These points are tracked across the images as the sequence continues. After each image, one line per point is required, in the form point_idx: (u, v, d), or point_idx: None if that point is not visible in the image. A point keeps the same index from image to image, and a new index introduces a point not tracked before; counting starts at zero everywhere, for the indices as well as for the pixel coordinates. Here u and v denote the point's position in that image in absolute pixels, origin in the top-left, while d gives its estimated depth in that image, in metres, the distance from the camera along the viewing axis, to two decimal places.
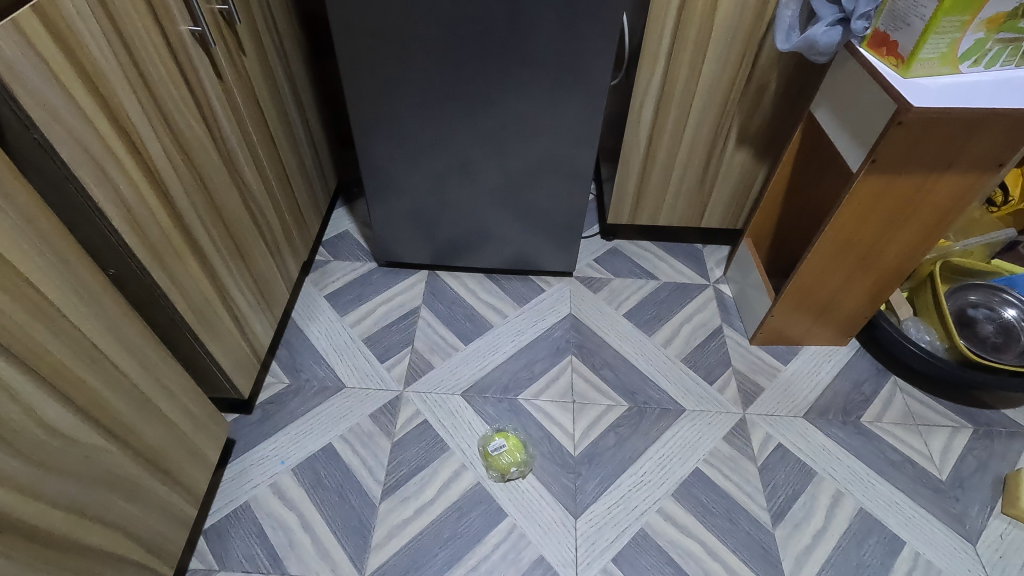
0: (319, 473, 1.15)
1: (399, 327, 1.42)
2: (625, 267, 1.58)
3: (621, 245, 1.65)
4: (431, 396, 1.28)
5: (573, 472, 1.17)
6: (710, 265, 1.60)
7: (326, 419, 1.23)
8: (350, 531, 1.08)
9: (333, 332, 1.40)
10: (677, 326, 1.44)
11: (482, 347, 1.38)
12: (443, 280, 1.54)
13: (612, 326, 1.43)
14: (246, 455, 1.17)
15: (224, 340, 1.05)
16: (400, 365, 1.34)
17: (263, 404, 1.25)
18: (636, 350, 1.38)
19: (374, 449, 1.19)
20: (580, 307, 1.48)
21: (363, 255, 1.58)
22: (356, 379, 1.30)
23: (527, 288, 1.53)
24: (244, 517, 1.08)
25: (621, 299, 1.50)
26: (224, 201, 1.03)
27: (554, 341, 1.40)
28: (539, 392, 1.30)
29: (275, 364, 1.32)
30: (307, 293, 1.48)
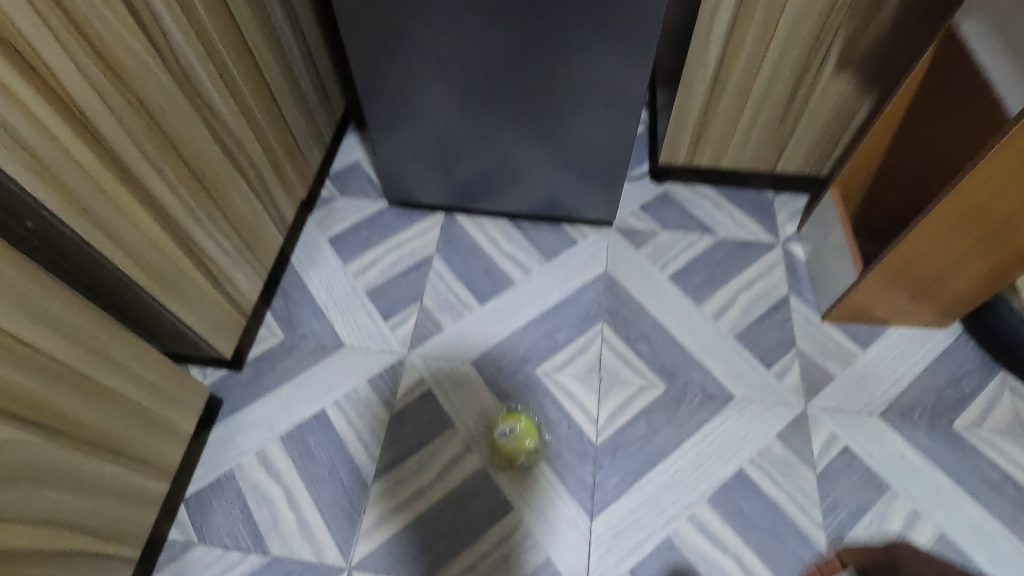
0: (309, 444, 1.05)
1: (408, 279, 1.25)
2: (676, 218, 1.33)
3: (674, 190, 1.38)
4: (438, 362, 1.14)
5: (593, 464, 1.02)
6: (781, 219, 1.32)
7: (321, 384, 1.11)
8: (339, 512, 0.99)
9: (334, 282, 1.24)
10: (732, 294, 1.21)
11: (500, 309, 1.20)
12: (461, 225, 1.33)
13: (653, 291, 1.22)
14: (233, 417, 1.07)
15: (187, 296, 0.92)
16: (407, 324, 1.18)
17: (255, 361, 1.14)
18: (679, 322, 1.17)
19: (371, 420, 1.07)
20: (617, 266, 1.26)
21: (373, 191, 1.39)
22: (356, 338, 1.17)
23: (557, 237, 1.31)
24: (227, 488, 1.00)
25: (668, 258, 1.27)
26: (185, 138, 0.86)
27: (582, 306, 1.20)
28: (560, 365, 1.12)
29: (270, 316, 1.19)
30: (308, 234, 1.31)
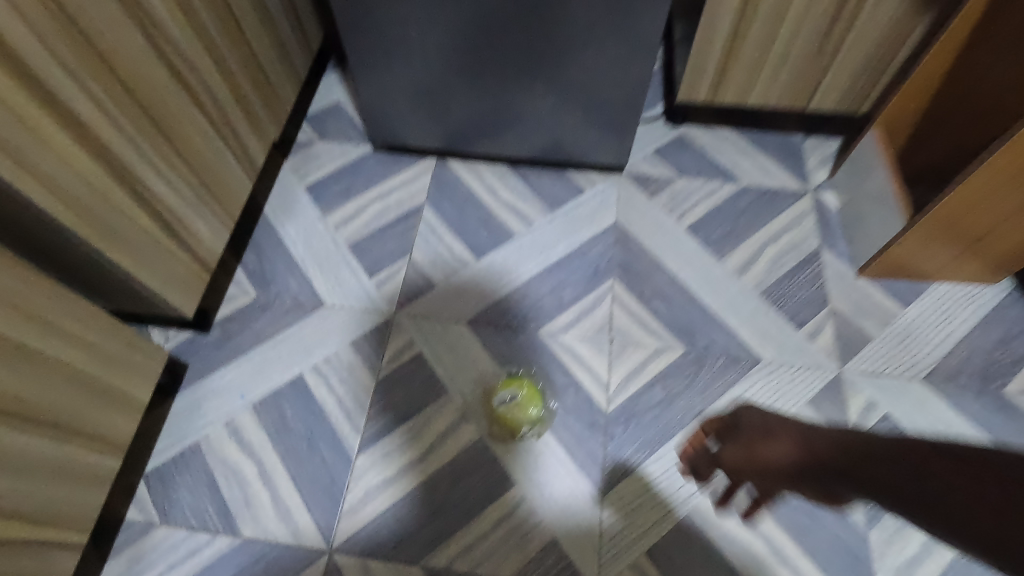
0: (285, 413, 0.93)
1: (395, 231, 1.11)
2: (694, 163, 1.19)
3: (691, 132, 1.23)
4: (429, 322, 1.01)
5: (604, 434, 0.91)
6: (811, 165, 1.19)
7: (298, 347, 0.99)
8: (319, 489, 0.88)
9: (313, 234, 1.11)
10: (757, 248, 1.08)
11: (499, 264, 1.08)
12: (454, 171, 1.19)
13: (670, 244, 1.09)
14: (199, 384, 0.96)
15: (127, 243, 0.79)
16: (394, 281, 1.06)
17: (224, 321, 1.01)
18: (699, 277, 1.05)
19: (355, 386, 0.96)
20: (629, 216, 1.13)
21: (356, 135, 1.24)
22: (337, 297, 1.04)
23: (562, 185, 1.18)
24: (192, 462, 0.89)
25: (685, 208, 1.14)
26: (121, 55, 0.72)
27: (590, 261, 1.07)
28: (566, 326, 1.01)
29: (240, 272, 1.07)
30: (283, 182, 1.18)
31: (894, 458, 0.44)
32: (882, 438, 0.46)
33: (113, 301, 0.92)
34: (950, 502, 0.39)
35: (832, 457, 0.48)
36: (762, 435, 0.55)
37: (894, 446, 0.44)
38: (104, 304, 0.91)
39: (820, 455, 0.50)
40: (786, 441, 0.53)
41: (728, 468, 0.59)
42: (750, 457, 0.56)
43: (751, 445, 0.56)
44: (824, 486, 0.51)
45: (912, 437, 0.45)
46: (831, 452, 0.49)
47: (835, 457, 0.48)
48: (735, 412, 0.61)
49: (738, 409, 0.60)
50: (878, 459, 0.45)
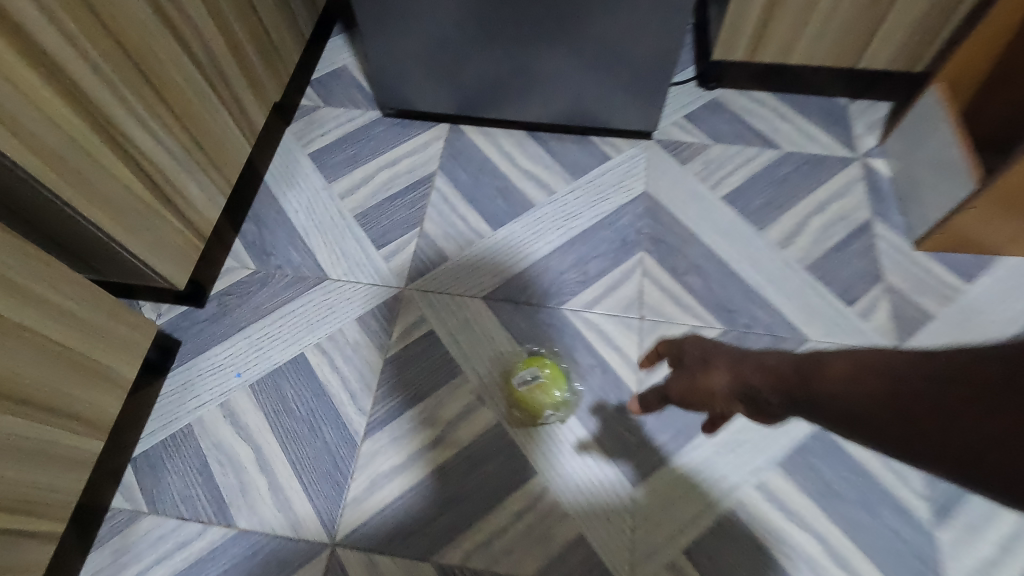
0: (285, 394, 0.85)
1: (405, 201, 1.03)
2: (730, 129, 1.10)
3: (726, 96, 1.14)
4: (442, 297, 0.93)
5: (635, 420, 0.82)
6: (859, 130, 1.09)
7: (299, 323, 0.91)
8: (321, 476, 0.80)
9: (316, 204, 1.03)
10: (801, 219, 0.99)
11: (517, 236, 0.99)
12: (468, 138, 1.10)
13: (705, 214, 1.00)
14: (193, 362, 0.88)
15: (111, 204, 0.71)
16: (404, 254, 0.97)
17: (220, 296, 0.94)
18: (737, 250, 0.96)
19: (361, 366, 0.87)
20: (659, 185, 1.03)
21: (364, 100, 1.16)
22: (342, 270, 0.96)
23: (585, 152, 1.08)
24: (184, 447, 0.82)
25: (721, 176, 1.04)
26: None
27: (617, 232, 0.98)
28: (592, 302, 0.92)
29: (238, 244, 0.99)
30: (286, 150, 1.10)
31: (858, 396, 0.39)
32: (813, 362, 0.45)
33: (102, 272, 0.84)
34: (828, 388, 0.42)
35: (757, 375, 0.51)
36: (687, 350, 0.64)
37: (816, 363, 0.45)
38: (92, 276, 0.83)
39: (753, 381, 0.51)
40: (723, 372, 0.55)
41: (674, 401, 0.63)
42: (690, 384, 0.59)
43: (694, 377, 0.59)
44: (765, 409, 0.51)
45: (844, 352, 0.43)
46: (755, 371, 0.51)
47: (769, 384, 0.49)
48: (670, 343, 0.68)
49: (684, 340, 0.65)
50: (817, 381, 0.43)
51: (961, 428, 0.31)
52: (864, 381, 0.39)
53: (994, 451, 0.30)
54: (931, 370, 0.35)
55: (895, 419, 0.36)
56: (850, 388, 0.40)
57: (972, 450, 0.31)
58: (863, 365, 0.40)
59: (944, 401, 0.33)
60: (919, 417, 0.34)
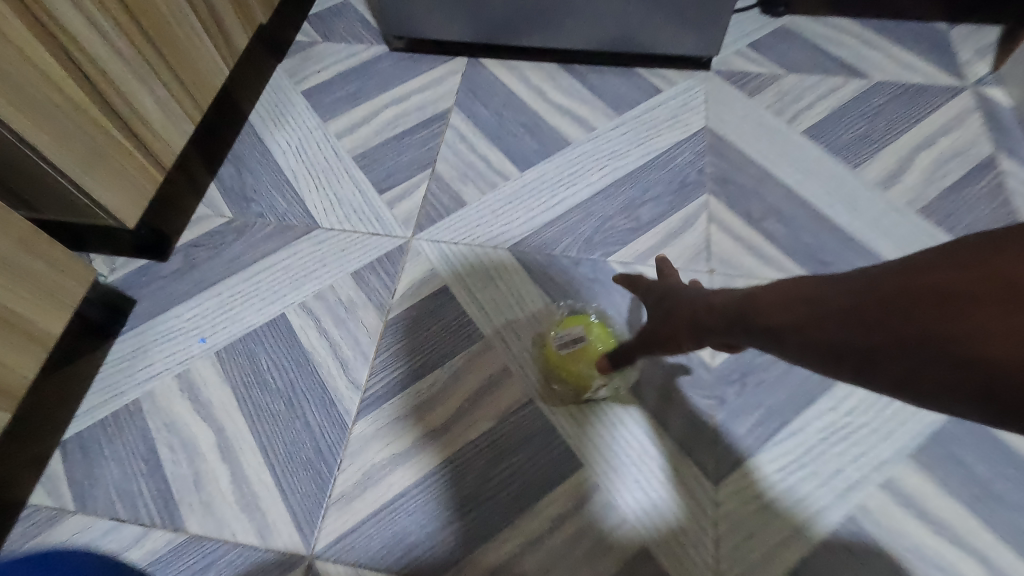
0: (259, 364, 0.67)
1: (414, 140, 0.86)
2: (805, 58, 0.91)
3: (796, 24, 0.95)
4: (457, 248, 0.75)
5: (711, 398, 0.63)
6: (965, 57, 0.89)
7: (281, 278, 0.73)
8: (300, 467, 0.62)
9: (308, 145, 0.86)
10: (904, 156, 0.79)
11: (549, 177, 0.81)
12: (489, 72, 0.93)
13: (783, 152, 0.81)
14: (148, 325, 0.71)
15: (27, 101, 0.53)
16: (412, 199, 0.80)
17: (188, 248, 0.77)
18: (827, 191, 0.77)
19: (355, 329, 0.69)
20: (723, 119, 0.85)
21: (366, 33, 0.99)
22: (336, 218, 0.79)
23: (631, 85, 0.90)
24: (128, 429, 0.64)
25: (798, 109, 0.85)
26: None
27: (674, 172, 0.80)
28: (646, 253, 0.73)
29: (213, 189, 0.82)
30: (274, 86, 0.93)
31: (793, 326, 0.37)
32: (748, 296, 0.42)
33: (36, 206, 0.67)
34: (767, 319, 0.39)
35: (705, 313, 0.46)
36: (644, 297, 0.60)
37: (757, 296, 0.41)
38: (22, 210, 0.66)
39: (704, 321, 0.46)
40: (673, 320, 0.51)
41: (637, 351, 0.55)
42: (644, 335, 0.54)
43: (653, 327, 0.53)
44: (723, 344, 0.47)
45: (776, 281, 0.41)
46: (704, 310, 0.47)
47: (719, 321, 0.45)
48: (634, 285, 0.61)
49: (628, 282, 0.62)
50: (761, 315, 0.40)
51: (893, 348, 0.31)
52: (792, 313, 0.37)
53: (922, 360, 0.30)
54: (856, 292, 0.33)
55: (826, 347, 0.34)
56: (780, 318, 0.38)
57: (908, 363, 0.30)
58: (794, 295, 0.38)
59: (863, 322, 0.32)
60: (851, 341, 0.33)
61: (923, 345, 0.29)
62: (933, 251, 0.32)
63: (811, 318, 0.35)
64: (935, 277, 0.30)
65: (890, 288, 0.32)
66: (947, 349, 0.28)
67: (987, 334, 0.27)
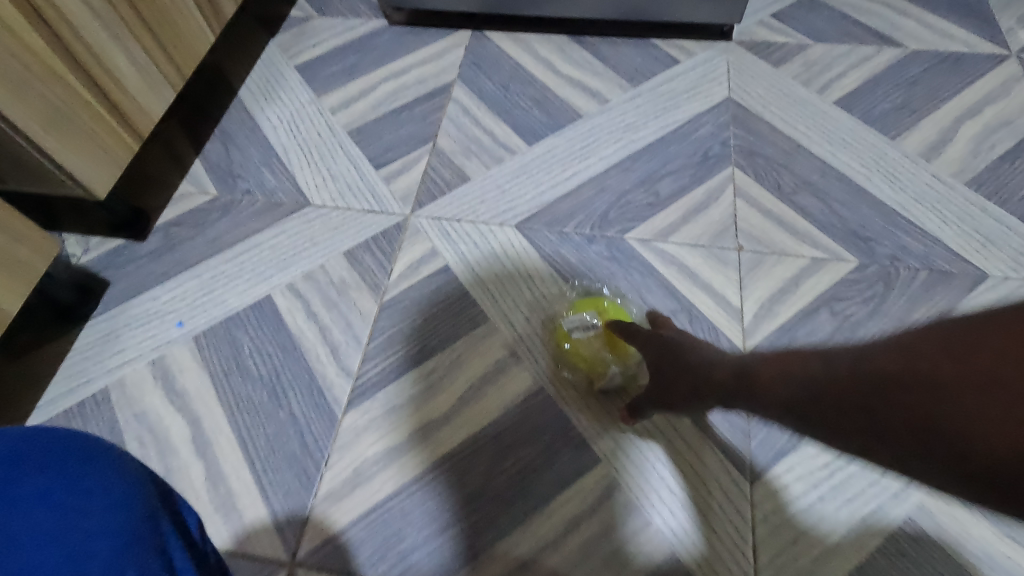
0: (241, 350, 0.61)
1: (414, 114, 0.80)
2: (834, 26, 0.84)
3: None
4: (459, 226, 0.69)
5: None
6: (1008, 23, 0.82)
7: (267, 258, 0.67)
8: (282, 462, 0.55)
9: (300, 119, 0.80)
10: (947, 125, 0.73)
11: (559, 152, 0.74)
12: (493, 44, 0.87)
13: (813, 122, 0.74)
14: (121, 307, 0.65)
15: None
16: (410, 175, 0.74)
17: (168, 226, 0.71)
18: (865, 163, 0.70)
19: (347, 311, 0.63)
20: (746, 90, 0.78)
21: (363, 5, 0.93)
22: (328, 195, 0.73)
23: (645, 56, 0.84)
24: (94, 421, 0.58)
25: (829, 79, 0.79)
26: None
27: (694, 145, 0.73)
28: (666, 230, 0.67)
29: (197, 166, 0.76)
30: (265, 59, 0.87)
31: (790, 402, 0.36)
32: (757, 365, 0.41)
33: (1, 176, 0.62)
34: (767, 395, 0.38)
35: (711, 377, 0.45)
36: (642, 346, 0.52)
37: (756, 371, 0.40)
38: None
39: (705, 386, 0.45)
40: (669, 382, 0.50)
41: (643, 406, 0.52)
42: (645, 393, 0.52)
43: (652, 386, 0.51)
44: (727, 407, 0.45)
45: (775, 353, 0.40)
46: (704, 372, 0.46)
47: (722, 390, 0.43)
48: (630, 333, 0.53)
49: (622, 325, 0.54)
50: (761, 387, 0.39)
51: (890, 431, 0.29)
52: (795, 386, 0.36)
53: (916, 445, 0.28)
54: (845, 374, 0.32)
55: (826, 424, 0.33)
56: (784, 390, 0.36)
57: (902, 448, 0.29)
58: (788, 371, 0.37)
59: (860, 403, 0.31)
60: (852, 425, 0.31)
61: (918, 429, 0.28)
62: (915, 330, 0.31)
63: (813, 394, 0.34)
64: (921, 361, 0.29)
65: (885, 371, 0.30)
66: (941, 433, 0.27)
67: (977, 422, 0.25)
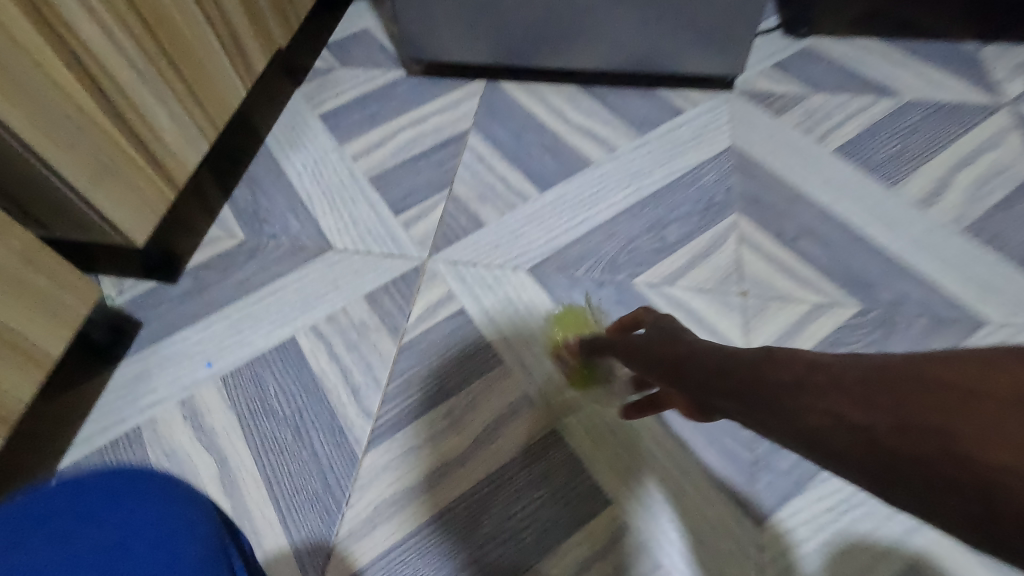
0: (267, 390, 0.64)
1: (432, 161, 0.84)
2: (832, 76, 0.88)
3: (821, 44, 0.93)
4: (475, 269, 0.72)
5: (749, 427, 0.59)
6: (999, 75, 0.86)
7: (293, 300, 0.71)
8: (304, 502, 0.58)
9: (324, 166, 0.85)
10: (945, 173, 0.76)
11: (570, 198, 0.78)
12: (507, 94, 0.91)
13: (815, 170, 0.77)
14: (152, 348, 0.68)
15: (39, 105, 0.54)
16: (428, 220, 0.77)
17: (198, 269, 0.74)
18: (865, 210, 0.73)
19: (367, 353, 0.66)
20: (748, 138, 0.82)
21: (384, 57, 0.98)
22: (350, 237, 0.76)
23: (652, 106, 0.88)
24: (125, 458, 0.61)
25: (829, 127, 0.82)
26: None
27: (700, 192, 0.77)
28: (674, 274, 0.70)
29: (226, 211, 0.80)
30: (292, 108, 0.92)
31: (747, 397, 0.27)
32: (717, 355, 0.32)
33: (47, 226, 0.67)
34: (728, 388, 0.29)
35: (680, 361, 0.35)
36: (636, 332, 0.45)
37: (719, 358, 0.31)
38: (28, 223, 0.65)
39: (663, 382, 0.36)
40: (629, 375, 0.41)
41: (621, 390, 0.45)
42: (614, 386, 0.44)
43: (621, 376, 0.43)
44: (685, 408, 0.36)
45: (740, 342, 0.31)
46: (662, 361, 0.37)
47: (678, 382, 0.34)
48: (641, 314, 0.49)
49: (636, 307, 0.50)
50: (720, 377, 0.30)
51: (878, 446, 0.20)
52: (767, 378, 0.26)
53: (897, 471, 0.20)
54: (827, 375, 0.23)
55: (794, 425, 0.24)
56: (759, 379, 0.27)
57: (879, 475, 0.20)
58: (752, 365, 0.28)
59: (846, 405, 0.22)
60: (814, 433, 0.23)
61: (922, 441, 0.19)
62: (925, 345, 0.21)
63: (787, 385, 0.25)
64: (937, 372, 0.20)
65: (899, 375, 0.21)
66: (957, 458, 0.18)
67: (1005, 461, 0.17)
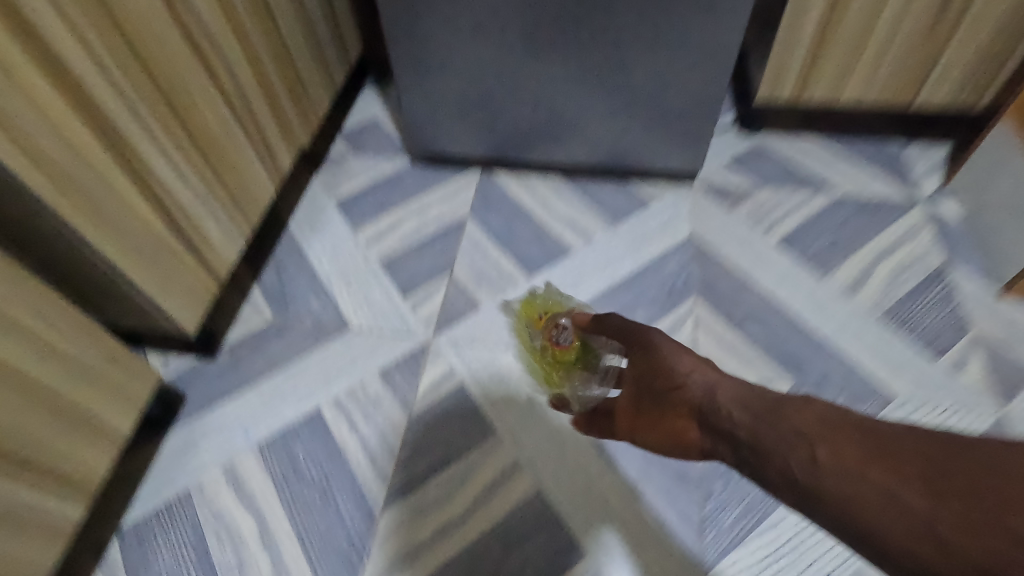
0: (297, 457, 0.76)
1: (434, 246, 0.97)
2: (778, 172, 1.03)
3: (770, 140, 1.07)
4: (472, 348, 0.84)
5: (697, 489, 0.72)
6: (918, 174, 1.01)
7: (317, 375, 0.83)
8: (331, 555, 0.70)
9: (340, 250, 0.97)
10: (867, 264, 0.90)
11: (553, 285, 0.91)
12: (499, 184, 1.05)
13: (760, 260, 0.91)
14: (197, 418, 0.79)
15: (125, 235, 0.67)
16: (432, 302, 0.90)
17: (233, 346, 0.86)
18: (799, 297, 0.87)
19: (381, 423, 0.78)
20: (705, 229, 0.96)
21: (391, 146, 1.11)
22: (365, 317, 0.89)
23: (624, 197, 1.02)
24: (178, 516, 0.72)
25: (773, 220, 0.97)
26: (128, 12, 0.61)
27: (663, 279, 0.90)
28: None
29: (256, 292, 0.92)
30: (311, 194, 1.05)
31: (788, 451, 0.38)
32: (752, 407, 0.43)
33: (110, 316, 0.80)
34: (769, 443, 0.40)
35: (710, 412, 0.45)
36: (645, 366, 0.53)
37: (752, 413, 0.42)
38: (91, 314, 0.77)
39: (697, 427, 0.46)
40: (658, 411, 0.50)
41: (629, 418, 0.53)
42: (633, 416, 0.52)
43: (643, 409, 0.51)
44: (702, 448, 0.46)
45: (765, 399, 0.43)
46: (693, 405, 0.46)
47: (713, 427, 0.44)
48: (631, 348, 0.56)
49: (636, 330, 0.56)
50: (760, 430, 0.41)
51: (913, 498, 0.33)
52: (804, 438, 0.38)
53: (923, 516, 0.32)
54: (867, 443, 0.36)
55: (840, 476, 0.36)
56: (802, 436, 0.38)
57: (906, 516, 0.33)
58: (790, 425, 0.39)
59: (887, 471, 0.34)
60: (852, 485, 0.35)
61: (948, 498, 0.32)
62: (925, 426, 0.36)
63: (833, 467, 0.36)
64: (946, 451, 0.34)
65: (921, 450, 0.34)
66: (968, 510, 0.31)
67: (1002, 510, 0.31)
